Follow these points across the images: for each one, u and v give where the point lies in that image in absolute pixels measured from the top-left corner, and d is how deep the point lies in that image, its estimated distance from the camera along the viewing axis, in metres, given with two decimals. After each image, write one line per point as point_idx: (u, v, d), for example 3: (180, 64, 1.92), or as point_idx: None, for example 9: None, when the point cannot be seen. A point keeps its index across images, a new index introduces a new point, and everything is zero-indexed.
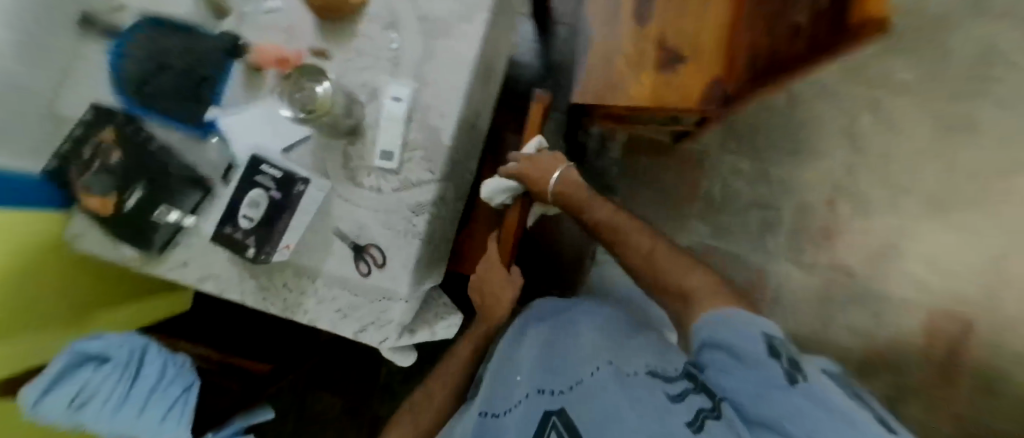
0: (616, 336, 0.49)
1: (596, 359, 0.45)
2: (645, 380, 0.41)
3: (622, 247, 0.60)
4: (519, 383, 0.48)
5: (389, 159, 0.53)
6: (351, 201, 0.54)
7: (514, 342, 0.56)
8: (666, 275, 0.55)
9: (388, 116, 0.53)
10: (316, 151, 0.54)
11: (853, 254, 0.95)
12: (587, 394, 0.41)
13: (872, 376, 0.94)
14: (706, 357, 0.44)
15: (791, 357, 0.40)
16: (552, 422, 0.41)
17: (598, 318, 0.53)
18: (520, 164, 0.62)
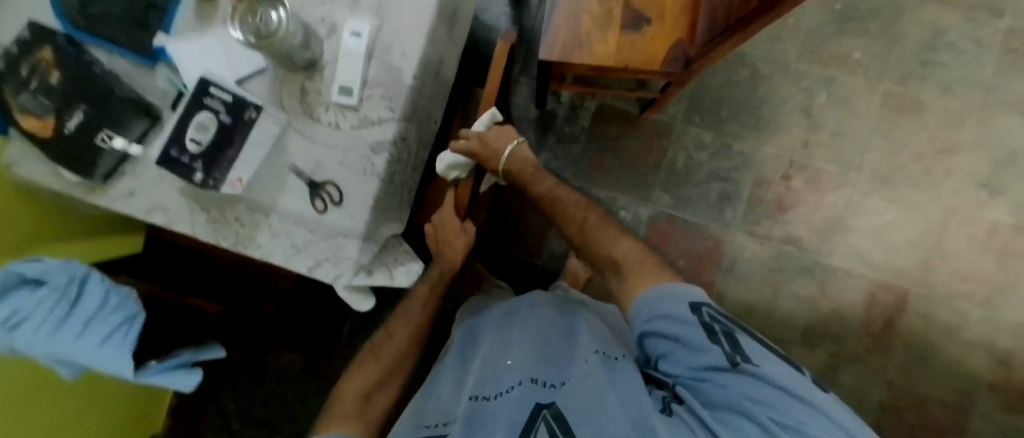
0: (599, 337, 0.58)
1: (582, 353, 0.53)
2: (626, 372, 0.49)
3: (559, 217, 0.68)
4: (510, 374, 0.52)
5: (348, 95, 0.52)
6: (307, 136, 0.53)
7: (500, 338, 0.61)
8: (599, 244, 0.61)
9: (348, 51, 0.52)
10: (272, 84, 0.53)
11: (804, 227, 0.99)
12: (576, 384, 0.47)
13: (815, 345, 0.98)
14: (650, 338, 0.48)
15: (728, 333, 0.44)
16: (543, 413, 0.45)
17: (584, 321, 0.62)
18: (471, 142, 0.70)
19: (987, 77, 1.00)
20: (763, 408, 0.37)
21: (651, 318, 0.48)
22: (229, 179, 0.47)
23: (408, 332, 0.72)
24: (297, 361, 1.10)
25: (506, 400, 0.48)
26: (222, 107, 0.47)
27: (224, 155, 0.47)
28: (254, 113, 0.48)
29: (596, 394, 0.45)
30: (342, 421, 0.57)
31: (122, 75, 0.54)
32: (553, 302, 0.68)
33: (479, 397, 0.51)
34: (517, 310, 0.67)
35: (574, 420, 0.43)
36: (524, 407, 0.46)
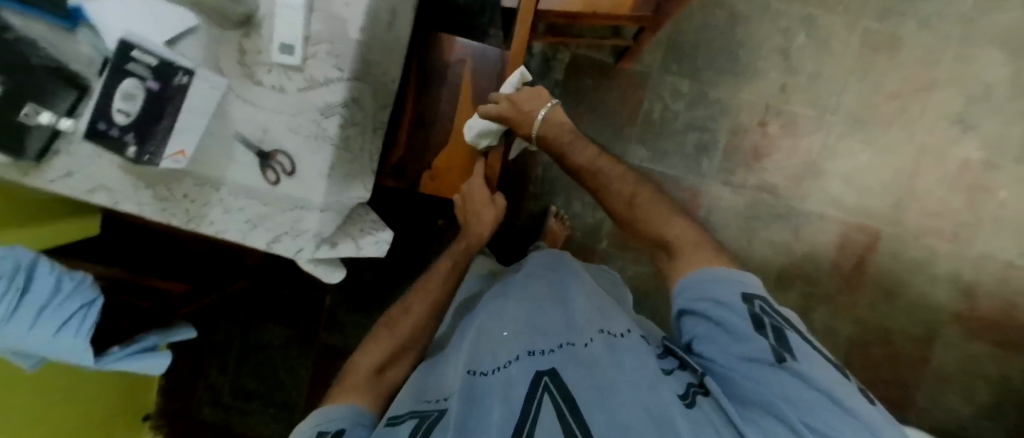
0: (597, 307, 0.59)
1: (587, 330, 0.54)
2: (632, 346, 0.51)
3: (604, 191, 0.65)
4: (512, 345, 0.54)
5: (290, 54, 0.48)
6: (251, 101, 0.49)
7: (504, 305, 0.62)
8: (654, 222, 0.61)
9: (286, 4, 0.47)
10: (206, 45, 0.47)
11: (780, 174, 0.99)
12: (576, 360, 0.49)
13: (788, 289, 1.01)
14: (697, 321, 0.50)
15: (776, 328, 0.46)
16: (545, 381, 0.47)
17: (578, 287, 0.62)
18: (501, 106, 0.61)
19: (967, 9, 0.97)
20: (797, 409, 0.40)
21: (699, 299, 0.50)
22: (168, 153, 0.44)
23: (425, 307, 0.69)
24: (281, 334, 1.10)
25: (506, 372, 0.50)
26: (147, 72, 0.43)
27: (163, 134, 0.44)
28: (184, 77, 0.44)
29: (610, 378, 0.47)
30: (351, 393, 0.59)
31: (39, 39, 0.43)
32: (554, 268, 0.69)
33: (476, 371, 0.53)
34: (517, 279, 0.68)
35: (578, 395, 0.45)
36: (526, 378, 0.48)
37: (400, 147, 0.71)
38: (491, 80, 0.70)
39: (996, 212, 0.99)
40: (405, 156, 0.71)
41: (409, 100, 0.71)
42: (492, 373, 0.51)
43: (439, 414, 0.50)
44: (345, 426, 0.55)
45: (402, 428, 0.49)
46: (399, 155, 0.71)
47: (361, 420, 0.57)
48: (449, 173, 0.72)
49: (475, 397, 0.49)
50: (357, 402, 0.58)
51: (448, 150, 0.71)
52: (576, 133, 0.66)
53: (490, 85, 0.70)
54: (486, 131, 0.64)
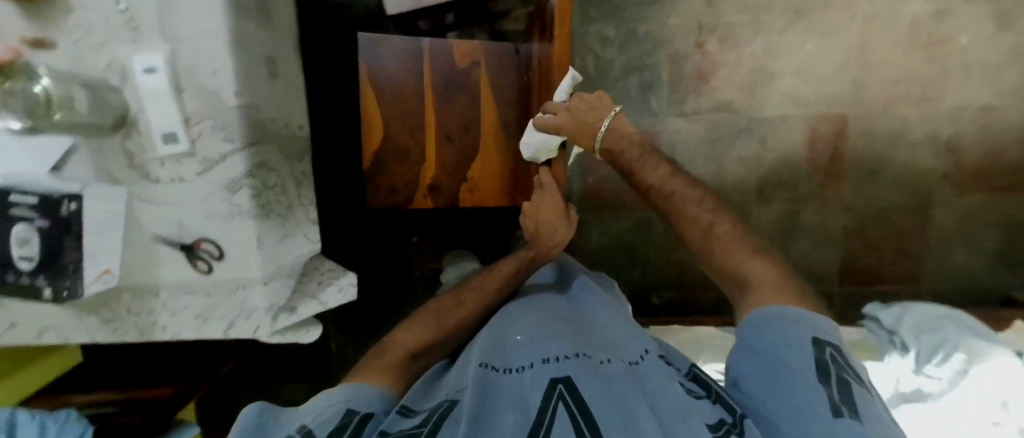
0: (617, 330, 0.56)
1: (603, 350, 0.51)
2: (650, 371, 0.48)
3: (677, 219, 0.63)
4: (524, 352, 0.50)
5: (176, 142, 0.46)
6: (158, 201, 0.47)
7: (529, 311, 0.58)
8: (724, 246, 0.60)
9: (151, 94, 0.44)
10: (93, 160, 0.45)
11: (731, 89, 0.96)
12: (602, 376, 0.46)
13: (771, 199, 0.99)
14: (752, 360, 0.49)
15: (843, 384, 0.44)
16: (559, 390, 0.43)
17: (599, 312, 0.60)
18: (559, 117, 0.61)
19: None
20: None
21: (762, 339, 0.49)
22: (91, 276, 0.46)
23: (479, 306, 0.66)
24: (302, 388, 1.13)
25: (518, 378, 0.47)
26: (31, 211, 0.43)
27: (74, 269, 0.45)
28: (71, 203, 0.44)
29: (630, 397, 0.43)
30: (376, 374, 0.53)
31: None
32: (578, 293, 0.66)
33: (488, 365, 0.49)
34: (541, 295, 0.64)
35: (596, 407, 0.42)
36: (538, 384, 0.45)
37: (435, 166, 0.81)
38: (508, 78, 0.80)
39: (959, 59, 0.95)
40: (442, 172, 0.81)
41: (430, 115, 0.80)
42: (507, 373, 0.47)
43: (450, 404, 0.46)
44: (374, 411, 0.47)
45: (409, 420, 0.45)
46: (435, 172, 0.81)
47: (388, 405, 0.50)
48: (485, 180, 0.81)
49: (491, 392, 0.45)
50: (383, 383, 0.52)
51: (482, 155, 0.81)
52: (645, 148, 0.66)
53: (507, 84, 0.80)
54: (546, 142, 0.64)
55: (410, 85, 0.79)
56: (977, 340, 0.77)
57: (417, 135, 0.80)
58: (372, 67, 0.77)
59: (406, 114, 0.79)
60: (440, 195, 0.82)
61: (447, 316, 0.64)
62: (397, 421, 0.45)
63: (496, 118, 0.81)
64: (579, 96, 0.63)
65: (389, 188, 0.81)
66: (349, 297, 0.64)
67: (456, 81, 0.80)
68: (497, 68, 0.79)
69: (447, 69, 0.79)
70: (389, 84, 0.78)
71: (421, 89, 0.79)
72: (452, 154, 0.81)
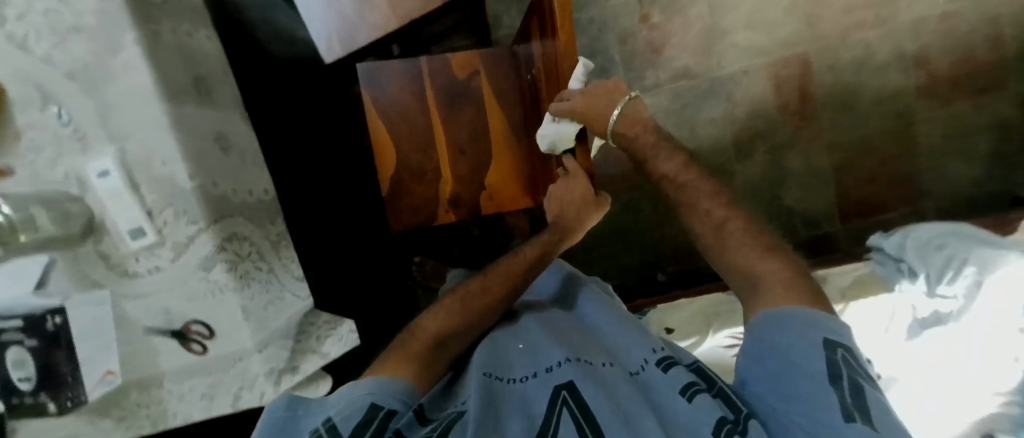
0: (618, 332, 0.52)
1: (597, 352, 0.48)
2: (654, 372, 0.45)
3: (689, 208, 0.56)
4: (527, 361, 0.47)
5: (143, 235, 0.47)
6: (140, 294, 0.48)
7: (533, 318, 0.54)
8: (729, 242, 0.51)
9: (110, 195, 0.45)
10: (70, 272, 0.46)
11: (686, 55, 0.95)
12: (604, 381, 0.43)
13: (752, 152, 0.98)
14: (754, 358, 0.43)
15: (856, 383, 0.38)
16: (563, 397, 0.41)
17: (600, 315, 0.55)
18: (573, 102, 0.52)
19: None
20: None
21: (760, 338, 0.43)
22: (94, 379, 0.47)
23: (506, 289, 0.55)
24: None
25: (517, 390, 0.44)
26: (19, 332, 0.45)
27: (74, 379, 0.47)
28: (55, 317, 0.45)
29: (633, 402, 0.41)
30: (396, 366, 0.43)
31: None
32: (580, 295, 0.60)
33: (492, 375, 0.45)
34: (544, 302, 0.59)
35: (598, 412, 0.39)
36: (540, 390, 0.43)
37: (451, 179, 0.66)
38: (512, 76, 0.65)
39: None
40: (462, 186, 0.66)
41: (436, 121, 0.65)
42: (510, 384, 0.44)
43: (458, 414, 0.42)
44: (399, 408, 0.40)
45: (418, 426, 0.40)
46: (453, 186, 0.66)
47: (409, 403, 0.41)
48: (507, 183, 0.67)
49: (499, 398, 0.42)
50: (410, 376, 0.43)
51: (503, 153, 0.66)
52: (661, 137, 0.62)
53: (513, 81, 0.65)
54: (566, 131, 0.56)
55: (408, 98, 0.65)
56: (979, 248, 0.76)
57: (429, 151, 0.65)
58: (369, 91, 0.64)
59: (411, 130, 0.65)
60: (464, 211, 0.67)
61: (472, 302, 0.52)
62: (413, 427, 0.40)
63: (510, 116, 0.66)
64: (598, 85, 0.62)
65: (409, 213, 0.67)
66: (350, 345, 0.66)
67: (456, 83, 0.65)
68: (513, 65, 0.65)
69: (445, 74, 0.65)
70: (389, 103, 0.64)
71: (415, 100, 0.65)
72: (468, 166, 0.66)
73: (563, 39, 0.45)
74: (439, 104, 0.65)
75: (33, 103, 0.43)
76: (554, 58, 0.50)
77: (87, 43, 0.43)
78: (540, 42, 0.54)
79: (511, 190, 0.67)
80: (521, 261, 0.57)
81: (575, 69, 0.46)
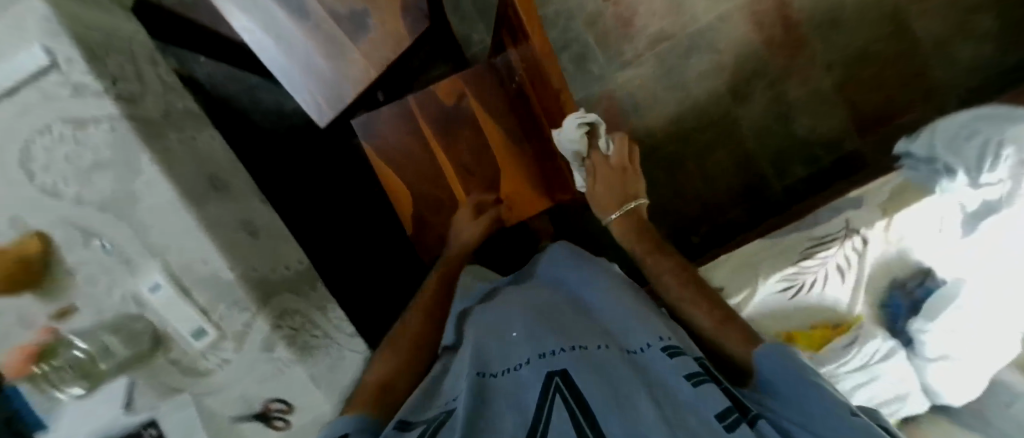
0: (623, 315, 0.46)
1: (593, 338, 0.42)
2: (653, 356, 0.38)
3: (671, 274, 0.50)
4: (523, 347, 0.41)
5: (204, 332, 0.49)
6: (216, 388, 0.52)
7: (526, 303, 0.49)
8: (688, 297, 0.47)
9: (166, 305, 0.48)
10: (148, 385, 0.49)
11: (657, 20, 0.95)
12: (599, 367, 0.36)
13: (750, 94, 0.96)
14: (795, 391, 0.36)
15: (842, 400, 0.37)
16: (556, 382, 0.34)
17: (600, 302, 0.50)
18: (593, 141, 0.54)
19: None
20: None
21: (799, 370, 0.37)
22: None
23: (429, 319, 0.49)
24: None
25: (509, 381, 0.37)
26: None
27: None
28: (150, 429, 0.47)
29: (637, 385, 0.34)
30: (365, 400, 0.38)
31: None
32: (573, 282, 0.55)
33: (485, 374, 0.39)
34: (534, 291, 0.53)
35: (592, 401, 0.32)
36: (532, 375, 0.36)
37: (469, 201, 0.66)
38: (498, 91, 0.66)
39: None
40: (481, 205, 0.66)
41: (439, 153, 0.66)
42: (501, 375, 0.38)
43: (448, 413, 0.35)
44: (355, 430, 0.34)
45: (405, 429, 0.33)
46: (472, 206, 0.66)
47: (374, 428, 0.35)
48: (521, 192, 0.66)
49: (489, 394, 0.36)
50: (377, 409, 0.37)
51: (509, 165, 0.66)
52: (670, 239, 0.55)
53: (500, 95, 0.66)
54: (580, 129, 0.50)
55: (406, 138, 0.66)
56: (1018, 125, 0.62)
57: (438, 180, 0.66)
58: (367, 142, 0.66)
59: (417, 168, 0.66)
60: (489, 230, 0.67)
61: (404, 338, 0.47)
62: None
63: (506, 129, 0.66)
64: (620, 146, 0.57)
65: (439, 245, 0.67)
66: None
67: (447, 112, 0.66)
68: (500, 80, 0.66)
69: (435, 106, 0.66)
70: (389, 148, 0.66)
71: (412, 138, 0.66)
72: (480, 184, 0.66)
73: (537, 43, 0.44)
74: (436, 135, 0.66)
75: (76, 240, 0.47)
76: (534, 57, 0.48)
77: (107, 174, 0.45)
78: (516, 48, 0.55)
79: (522, 198, 0.66)
80: (433, 284, 0.54)
81: (564, 74, 0.44)
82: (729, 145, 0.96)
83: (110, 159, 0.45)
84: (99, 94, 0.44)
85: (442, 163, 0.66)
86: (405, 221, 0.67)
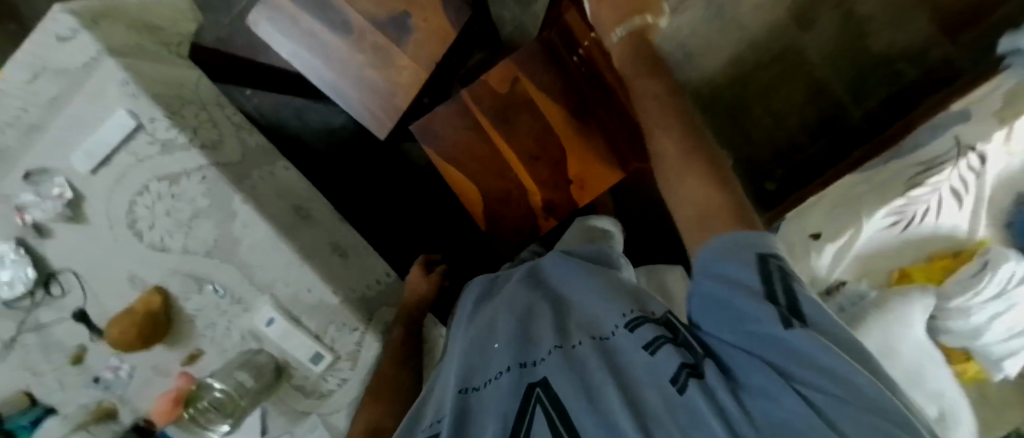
0: (593, 293, 0.37)
1: (571, 327, 0.35)
2: (623, 339, 0.31)
3: (655, 105, 0.35)
4: (502, 351, 0.35)
5: (318, 356, 0.51)
6: (338, 408, 0.54)
7: (505, 297, 0.42)
8: (662, 131, 0.33)
9: (283, 336, 0.50)
10: (279, 410, 0.53)
11: None
12: (574, 366, 0.30)
13: (815, 17, 0.86)
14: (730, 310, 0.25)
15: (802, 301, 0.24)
16: (537, 394, 0.30)
17: (571, 278, 0.41)
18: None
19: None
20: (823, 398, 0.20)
21: (737, 270, 0.24)
22: None
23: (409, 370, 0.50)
24: None
25: (489, 396, 0.33)
26: None
27: None
28: None
29: (605, 375, 0.28)
30: None
31: None
32: (549, 263, 0.45)
33: (467, 388, 0.34)
34: (508, 281, 0.46)
35: (570, 405, 0.28)
36: (510, 386, 0.31)
37: (537, 187, 0.64)
38: (552, 68, 0.63)
39: None
40: (550, 190, 0.64)
41: (498, 143, 0.64)
42: (484, 388, 0.34)
43: None
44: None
45: None
46: (541, 191, 0.64)
47: None
48: (591, 169, 0.63)
49: (471, 420, 0.32)
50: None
51: (573, 142, 0.63)
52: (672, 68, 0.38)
53: (555, 71, 0.63)
54: None
55: (462, 134, 0.65)
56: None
57: (503, 172, 0.65)
58: (428, 147, 0.66)
59: (478, 163, 0.65)
60: (563, 213, 0.65)
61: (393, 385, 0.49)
62: None
63: (566, 106, 0.63)
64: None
65: (516, 235, 0.66)
66: None
67: (500, 99, 0.63)
68: (556, 56, 0.63)
69: (489, 96, 0.64)
70: (449, 148, 0.65)
71: (472, 132, 0.64)
72: (547, 168, 0.63)
73: None
74: (493, 125, 0.64)
75: (191, 287, 0.49)
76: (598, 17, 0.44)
77: (206, 222, 0.47)
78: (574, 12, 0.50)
79: (595, 174, 0.63)
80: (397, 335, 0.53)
81: None
82: (797, 78, 0.89)
83: (207, 209, 0.47)
84: (184, 146, 0.45)
85: (502, 153, 0.64)
86: (476, 216, 0.67)
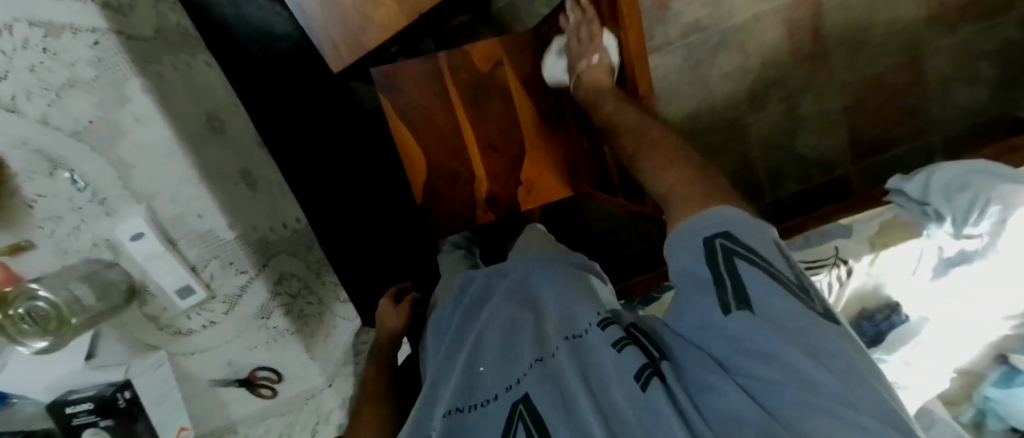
0: (566, 298, 0.38)
1: (548, 332, 0.35)
2: (596, 337, 0.32)
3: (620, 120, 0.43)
4: (491, 374, 0.34)
5: (191, 292, 0.45)
6: (197, 349, 0.49)
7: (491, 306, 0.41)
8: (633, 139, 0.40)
9: (148, 258, 0.43)
10: (119, 338, 0.45)
11: (695, 7, 0.88)
12: (553, 375, 0.31)
13: (765, 103, 0.95)
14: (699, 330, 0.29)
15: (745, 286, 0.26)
16: (520, 411, 0.30)
17: (543, 286, 0.41)
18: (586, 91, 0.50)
19: None
20: (761, 373, 0.24)
21: (691, 265, 0.28)
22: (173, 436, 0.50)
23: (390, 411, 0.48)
24: None
25: (480, 423, 0.31)
26: (92, 414, 0.44)
27: None
28: (125, 392, 0.44)
29: (580, 387, 0.29)
30: None
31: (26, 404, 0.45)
32: (521, 271, 0.45)
33: (454, 410, 0.33)
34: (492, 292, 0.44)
35: (550, 420, 0.28)
36: (500, 413, 0.31)
37: (485, 178, 0.63)
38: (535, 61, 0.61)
39: None
40: (497, 184, 0.63)
41: (468, 125, 0.61)
42: (470, 413, 0.32)
43: None
44: None
45: None
46: (489, 184, 0.63)
47: None
48: (541, 176, 0.64)
49: None
50: None
51: (534, 147, 0.63)
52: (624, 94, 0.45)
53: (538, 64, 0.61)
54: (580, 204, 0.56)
55: (435, 103, 0.60)
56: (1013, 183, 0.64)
57: (458, 152, 0.62)
58: (385, 96, 0.59)
59: (438, 133, 0.61)
60: (502, 209, 0.65)
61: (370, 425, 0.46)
62: None
63: (535, 107, 0.62)
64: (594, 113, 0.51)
65: (449, 217, 0.64)
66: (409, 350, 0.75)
67: (489, 79, 0.60)
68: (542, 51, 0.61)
69: (472, 76, 0.60)
70: (414, 111, 0.60)
71: (438, 101, 0.60)
72: (500, 162, 0.63)
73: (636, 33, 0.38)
74: (464, 104, 0.61)
75: (39, 167, 0.38)
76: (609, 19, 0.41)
77: (88, 96, 0.37)
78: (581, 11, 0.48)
79: (547, 183, 0.64)
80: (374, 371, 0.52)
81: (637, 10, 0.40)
82: (736, 151, 0.97)
83: (93, 82, 0.37)
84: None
85: (469, 134, 0.62)
86: (414, 186, 0.63)
